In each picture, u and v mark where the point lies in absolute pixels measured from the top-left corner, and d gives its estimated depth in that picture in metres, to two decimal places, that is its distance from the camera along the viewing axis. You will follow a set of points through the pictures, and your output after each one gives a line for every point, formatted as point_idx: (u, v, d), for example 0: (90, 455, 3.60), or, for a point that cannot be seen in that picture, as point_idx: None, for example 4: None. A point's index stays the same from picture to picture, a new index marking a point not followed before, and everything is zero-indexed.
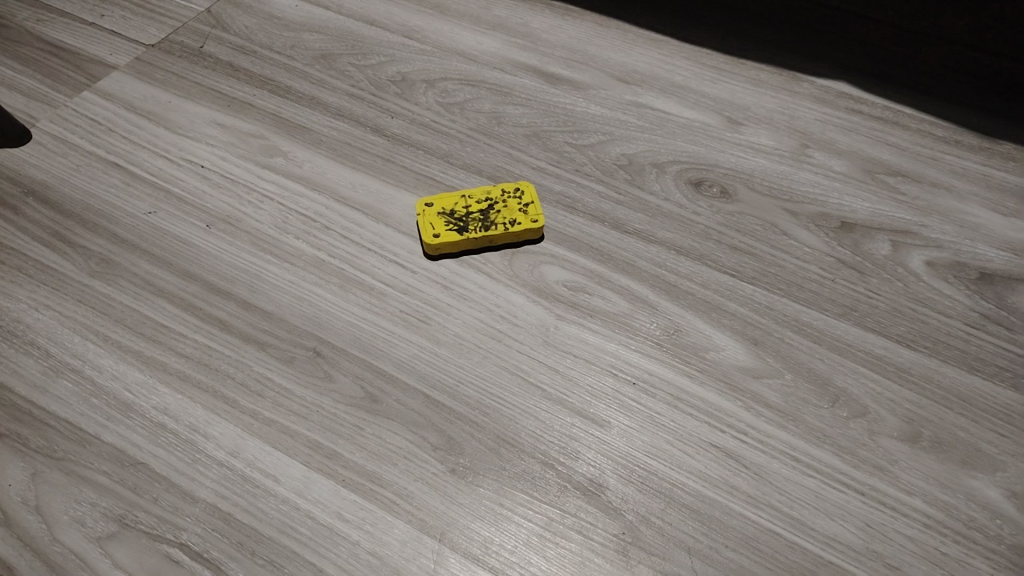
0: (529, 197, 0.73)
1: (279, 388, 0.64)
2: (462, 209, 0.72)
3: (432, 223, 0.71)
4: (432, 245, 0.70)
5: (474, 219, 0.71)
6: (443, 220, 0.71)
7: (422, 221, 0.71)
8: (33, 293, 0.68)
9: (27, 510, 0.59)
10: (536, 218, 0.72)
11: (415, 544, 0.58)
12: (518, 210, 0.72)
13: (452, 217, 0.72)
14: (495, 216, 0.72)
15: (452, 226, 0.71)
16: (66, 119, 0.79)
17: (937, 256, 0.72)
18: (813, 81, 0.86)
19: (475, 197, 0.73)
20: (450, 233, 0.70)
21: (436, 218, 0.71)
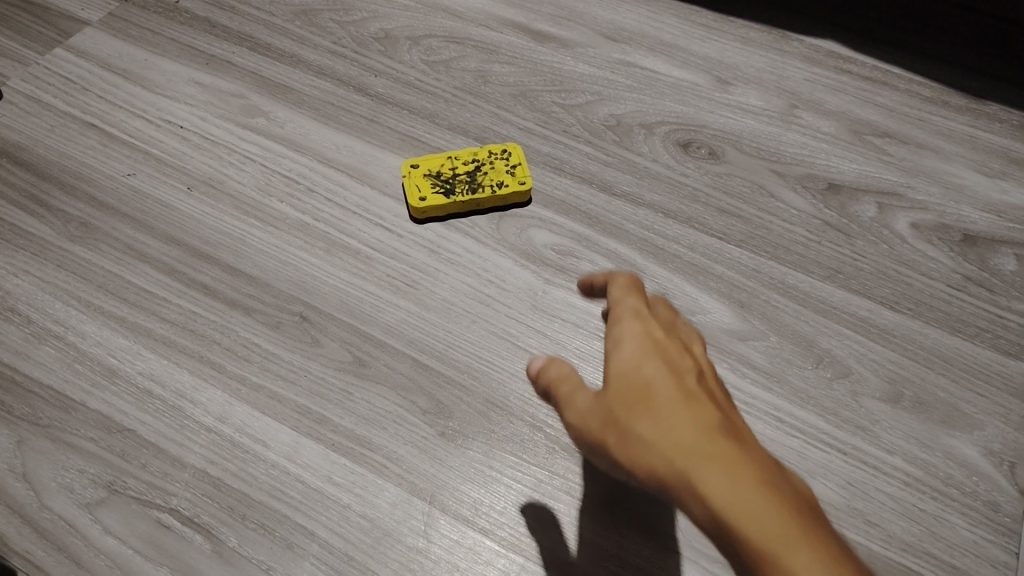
0: (517, 158, 0.72)
1: (266, 353, 0.64)
2: (449, 171, 0.71)
3: (419, 185, 0.70)
4: (418, 208, 0.69)
5: (462, 181, 0.71)
6: (430, 182, 0.71)
7: (408, 182, 0.70)
8: (11, 258, 0.67)
9: (14, 477, 0.59)
10: (524, 180, 0.71)
11: (406, 506, 0.58)
12: (506, 171, 0.71)
13: (439, 178, 0.71)
14: (482, 177, 0.71)
15: (439, 188, 0.70)
16: (39, 77, 0.77)
17: (922, 218, 0.72)
18: (802, 40, 0.85)
19: (462, 158, 0.72)
20: (437, 196, 0.69)
21: (423, 180, 0.70)
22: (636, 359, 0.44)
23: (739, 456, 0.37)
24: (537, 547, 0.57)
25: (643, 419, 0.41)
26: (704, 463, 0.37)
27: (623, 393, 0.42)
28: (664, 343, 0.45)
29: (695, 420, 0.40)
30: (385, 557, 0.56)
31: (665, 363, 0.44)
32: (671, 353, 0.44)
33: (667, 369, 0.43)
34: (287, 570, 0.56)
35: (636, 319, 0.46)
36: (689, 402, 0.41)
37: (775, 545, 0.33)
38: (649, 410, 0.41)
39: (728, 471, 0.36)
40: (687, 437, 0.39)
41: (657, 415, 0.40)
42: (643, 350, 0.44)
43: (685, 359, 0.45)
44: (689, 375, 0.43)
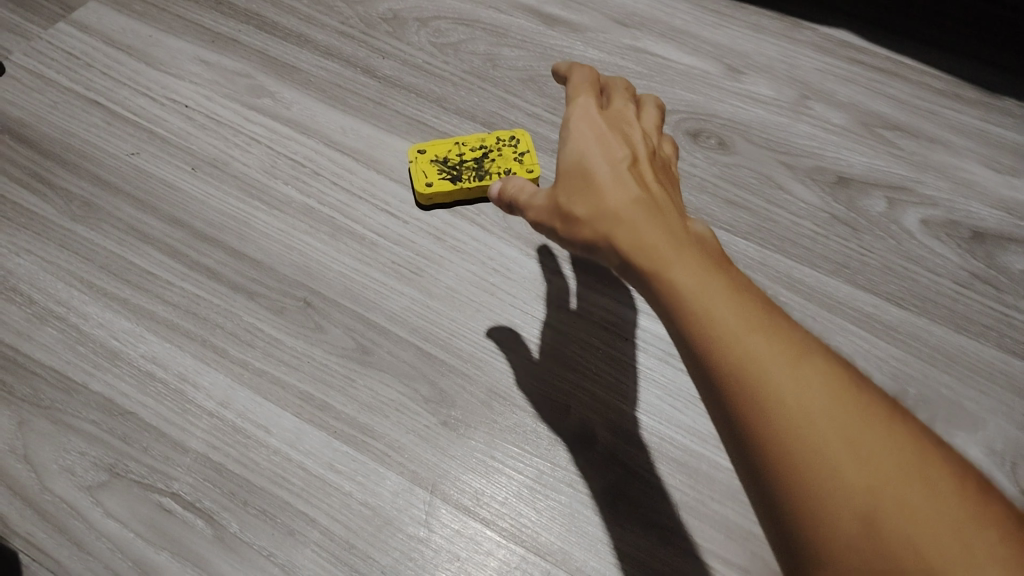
0: (526, 146, 0.71)
1: (269, 338, 0.64)
2: (456, 157, 0.70)
3: (425, 171, 0.69)
4: (423, 194, 0.68)
5: (469, 167, 0.69)
6: (437, 168, 0.70)
7: (415, 168, 0.70)
8: (13, 236, 0.67)
9: (15, 458, 0.59)
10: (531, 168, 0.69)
11: (407, 495, 0.58)
12: (513, 158, 0.70)
13: (445, 164, 0.70)
14: (489, 164, 0.70)
15: (445, 174, 0.69)
16: (41, 52, 0.76)
17: (931, 214, 0.72)
18: (815, 29, 0.84)
19: (469, 145, 0.70)
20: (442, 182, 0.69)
21: (430, 167, 0.70)
22: (582, 146, 0.48)
23: (672, 227, 0.43)
24: (538, 538, 0.57)
25: (585, 203, 0.45)
26: (638, 234, 0.43)
27: (572, 174, 0.47)
28: (610, 131, 0.49)
29: (633, 200, 0.44)
30: (386, 545, 0.57)
31: (610, 144, 0.48)
32: (617, 137, 0.49)
33: (610, 151, 0.47)
34: (288, 556, 0.56)
35: (587, 113, 0.50)
36: (630, 178, 0.46)
37: (702, 302, 0.39)
38: (592, 190, 0.45)
39: (663, 248, 0.42)
40: (628, 214, 0.44)
41: (600, 197, 0.45)
42: (591, 134, 0.49)
43: (628, 138, 0.49)
44: (632, 149, 0.48)
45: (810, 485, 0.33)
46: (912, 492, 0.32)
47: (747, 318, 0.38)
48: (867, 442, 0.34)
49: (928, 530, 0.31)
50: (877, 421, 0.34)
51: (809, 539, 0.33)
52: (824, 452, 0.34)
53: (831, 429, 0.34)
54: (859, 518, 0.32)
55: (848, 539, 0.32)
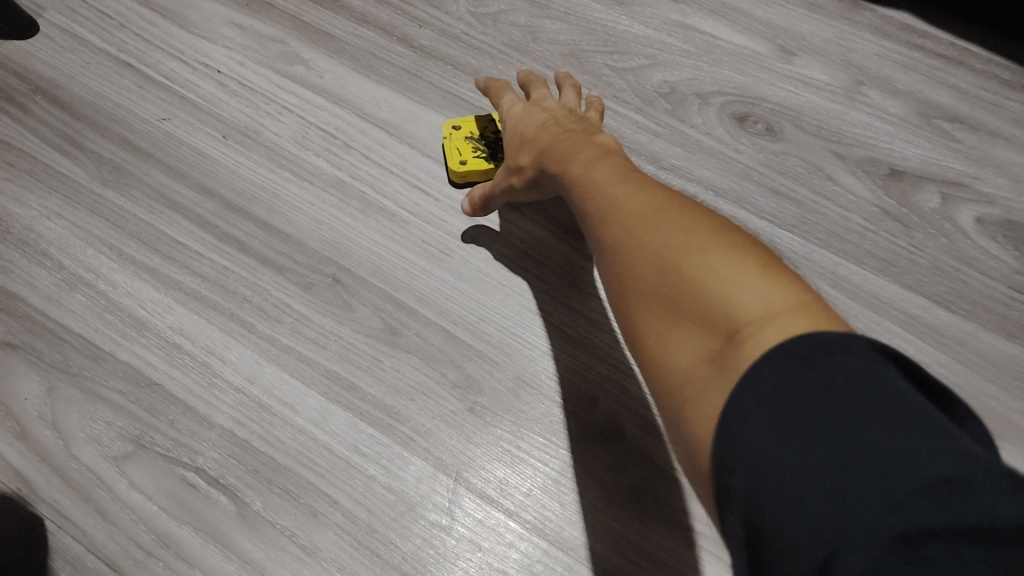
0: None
1: (297, 314, 0.63)
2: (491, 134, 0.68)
3: (459, 149, 0.67)
4: (455, 173, 0.67)
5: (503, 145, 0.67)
6: (471, 145, 0.68)
7: (448, 144, 0.68)
8: (44, 200, 0.66)
9: (43, 425, 0.59)
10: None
11: (430, 481, 0.58)
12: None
13: (481, 142, 0.68)
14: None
15: (478, 152, 0.67)
16: (74, 10, 0.74)
17: (987, 213, 0.69)
18: (875, 10, 0.80)
19: None
20: (474, 161, 0.67)
21: (463, 142, 0.68)
22: (513, 119, 0.62)
23: (579, 139, 0.56)
24: (561, 533, 0.56)
25: (522, 152, 0.58)
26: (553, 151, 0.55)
27: (510, 145, 0.61)
28: (530, 104, 0.63)
29: (547, 133, 0.58)
30: (408, 531, 0.56)
31: (532, 111, 0.61)
32: (536, 105, 0.62)
33: (534, 115, 0.61)
34: (310, 538, 0.56)
35: (510, 100, 0.64)
36: (549, 124, 0.59)
37: (587, 175, 0.50)
38: (519, 140, 0.60)
39: (567, 154, 0.54)
40: (543, 142, 0.57)
41: (528, 143, 0.58)
42: (517, 111, 0.63)
43: (552, 105, 0.62)
44: (553, 109, 0.61)
45: (635, 257, 0.42)
46: (704, 249, 0.39)
47: (609, 180, 0.48)
48: (676, 224, 0.41)
49: (703, 264, 0.38)
50: (690, 213, 0.43)
51: (635, 302, 0.41)
52: (645, 236, 0.42)
53: (651, 222, 0.42)
54: (667, 273, 0.39)
55: (657, 289, 0.40)
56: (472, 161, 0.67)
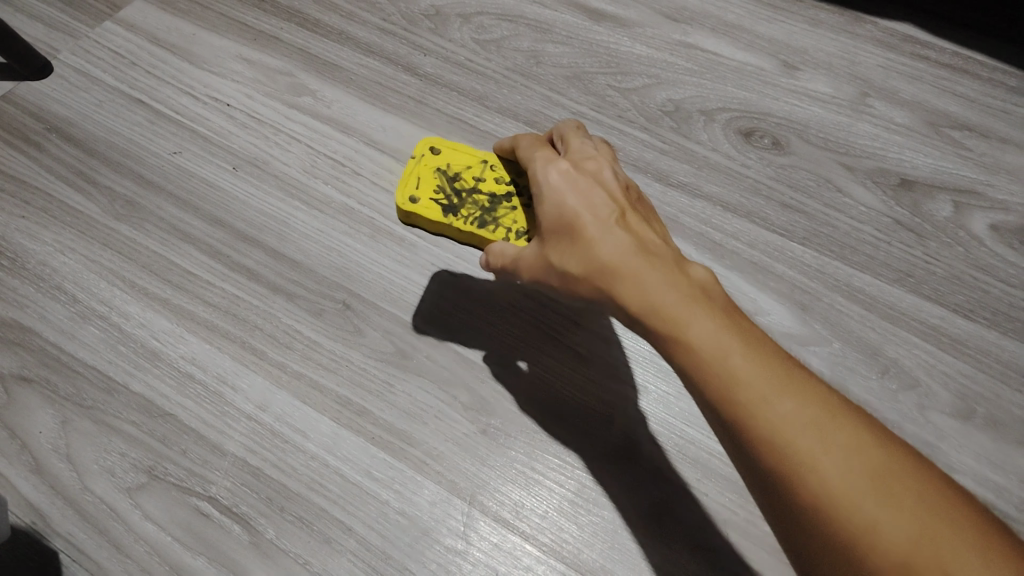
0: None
1: (308, 341, 0.63)
2: (469, 179, 0.54)
3: (421, 180, 0.54)
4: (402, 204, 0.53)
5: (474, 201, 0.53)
6: (437, 183, 0.54)
7: (413, 166, 0.55)
8: (58, 235, 0.67)
9: (58, 457, 0.59)
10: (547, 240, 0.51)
11: (444, 506, 0.57)
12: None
13: (450, 184, 0.54)
14: (493, 211, 0.52)
15: (443, 193, 0.53)
16: (87, 51, 0.76)
17: (1001, 219, 0.68)
18: (877, 22, 0.80)
19: (493, 175, 0.55)
20: (428, 201, 0.53)
21: (431, 175, 0.54)
22: (557, 194, 0.46)
23: (661, 264, 0.43)
24: (579, 555, 0.55)
25: (575, 255, 0.44)
26: (633, 275, 0.43)
27: (551, 231, 0.46)
28: (574, 170, 0.48)
29: (613, 234, 0.44)
30: (423, 556, 0.56)
31: (587, 192, 0.46)
32: (586, 178, 0.47)
33: (586, 197, 0.46)
34: (325, 565, 0.55)
35: (549, 164, 0.48)
36: (614, 220, 0.45)
37: (725, 357, 0.40)
38: (567, 238, 0.45)
39: (659, 290, 0.42)
40: (612, 251, 0.44)
41: (585, 239, 0.44)
42: (567, 191, 0.46)
43: (608, 181, 0.48)
44: (611, 191, 0.47)
45: (858, 534, 0.35)
46: (949, 544, 0.34)
47: (757, 366, 0.39)
48: (893, 491, 0.36)
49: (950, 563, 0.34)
50: (883, 458, 0.37)
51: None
52: (858, 501, 0.36)
53: (863, 481, 0.36)
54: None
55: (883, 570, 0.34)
56: (426, 200, 0.53)
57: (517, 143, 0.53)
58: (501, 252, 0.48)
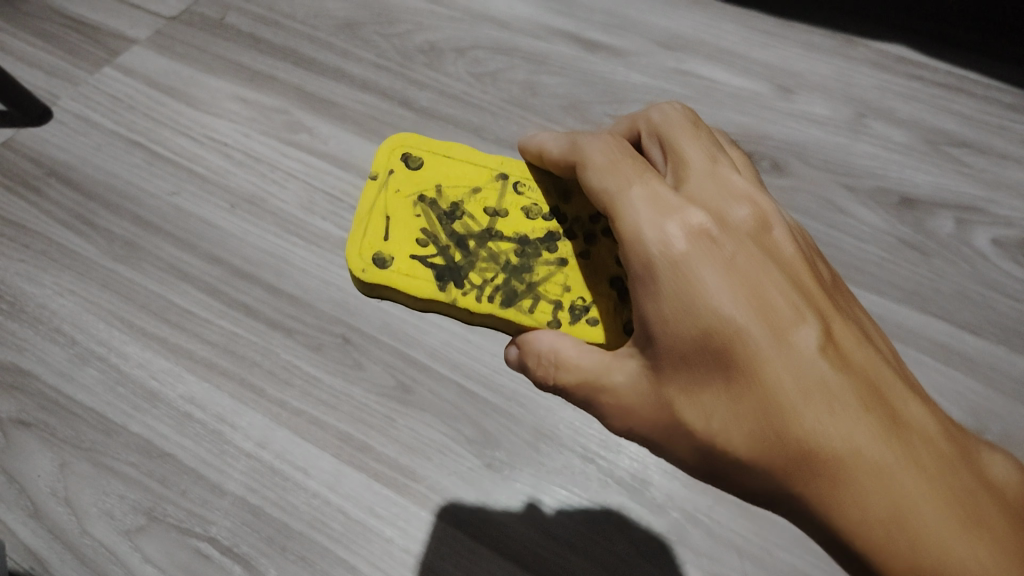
0: (583, 248, 0.48)
1: (308, 376, 0.62)
2: (448, 214, 0.49)
3: (391, 223, 0.48)
4: (353, 266, 0.46)
5: (461, 243, 0.47)
6: (413, 226, 0.48)
7: (378, 193, 0.49)
8: (57, 278, 0.66)
9: (55, 501, 0.58)
10: (557, 299, 0.46)
11: (449, 541, 0.57)
12: (586, 216, 0.50)
13: (427, 231, 0.48)
14: (477, 268, 0.47)
15: (417, 234, 0.48)
16: (86, 96, 0.76)
17: (1004, 234, 0.68)
18: (869, 44, 0.80)
19: (480, 222, 0.49)
20: (396, 250, 0.47)
21: (400, 207, 0.49)
22: (698, 296, 0.38)
23: (907, 456, 0.35)
24: None
25: (768, 430, 0.36)
26: (863, 475, 0.34)
27: (691, 364, 0.38)
28: (717, 250, 0.40)
29: (801, 378, 0.37)
30: None
31: (746, 294, 0.39)
32: (734, 264, 0.40)
33: (772, 330, 0.38)
34: None
35: (678, 237, 0.40)
36: (816, 368, 0.37)
37: None
38: (755, 405, 0.37)
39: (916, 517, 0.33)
40: (803, 415, 0.36)
41: (751, 383, 0.37)
42: (722, 297, 0.38)
43: (765, 261, 0.41)
44: (795, 309, 0.39)
45: None
46: None
47: None
48: None
49: None
50: None
51: None
52: None
53: None
54: None
55: None
56: (394, 248, 0.47)
57: (606, 181, 0.44)
58: (573, 365, 0.41)
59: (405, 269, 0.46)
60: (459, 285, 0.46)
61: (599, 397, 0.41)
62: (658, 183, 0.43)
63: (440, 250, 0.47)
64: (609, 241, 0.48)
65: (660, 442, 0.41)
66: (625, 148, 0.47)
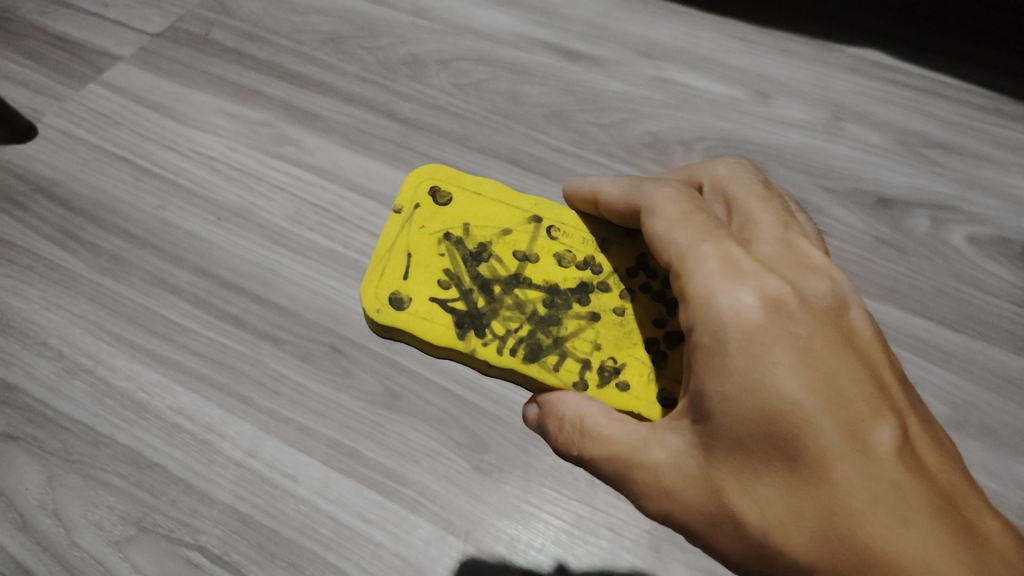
0: (619, 303, 0.49)
1: (296, 385, 0.62)
2: (473, 257, 0.50)
3: (414, 262, 0.50)
4: (367, 306, 0.48)
5: (485, 288, 0.48)
6: (437, 268, 0.49)
7: (403, 230, 0.51)
8: (44, 292, 0.67)
9: (43, 514, 0.58)
10: (585, 357, 0.47)
11: (440, 544, 0.57)
12: (624, 271, 0.50)
13: (451, 274, 0.49)
14: (501, 317, 0.47)
15: (439, 276, 0.49)
16: (72, 113, 0.77)
17: (979, 232, 0.70)
18: (845, 50, 0.81)
19: (507, 268, 0.49)
20: (416, 292, 0.48)
21: (422, 247, 0.50)
22: (768, 377, 0.38)
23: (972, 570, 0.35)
24: None
25: (825, 531, 0.36)
26: None
27: (754, 454, 0.38)
28: (793, 326, 0.40)
29: (869, 480, 0.36)
30: None
31: (820, 381, 0.38)
32: (810, 345, 0.39)
33: (844, 426, 0.37)
34: None
35: (751, 306, 0.40)
36: (883, 472, 0.37)
37: None
38: (818, 503, 0.37)
39: None
40: (867, 518, 0.36)
41: (815, 479, 0.37)
42: (794, 382, 0.38)
43: (843, 346, 0.40)
44: (870, 403, 0.39)
45: None
46: None
47: None
48: None
49: None
50: None
51: None
52: None
53: None
54: None
55: None
56: (413, 290, 0.49)
57: (673, 231, 0.45)
58: (601, 431, 0.42)
59: (422, 313, 0.48)
60: (478, 334, 0.47)
61: (635, 471, 0.41)
62: (730, 245, 0.44)
63: (462, 295, 0.48)
64: (645, 297, 0.49)
65: (703, 528, 0.40)
66: (694, 201, 0.47)
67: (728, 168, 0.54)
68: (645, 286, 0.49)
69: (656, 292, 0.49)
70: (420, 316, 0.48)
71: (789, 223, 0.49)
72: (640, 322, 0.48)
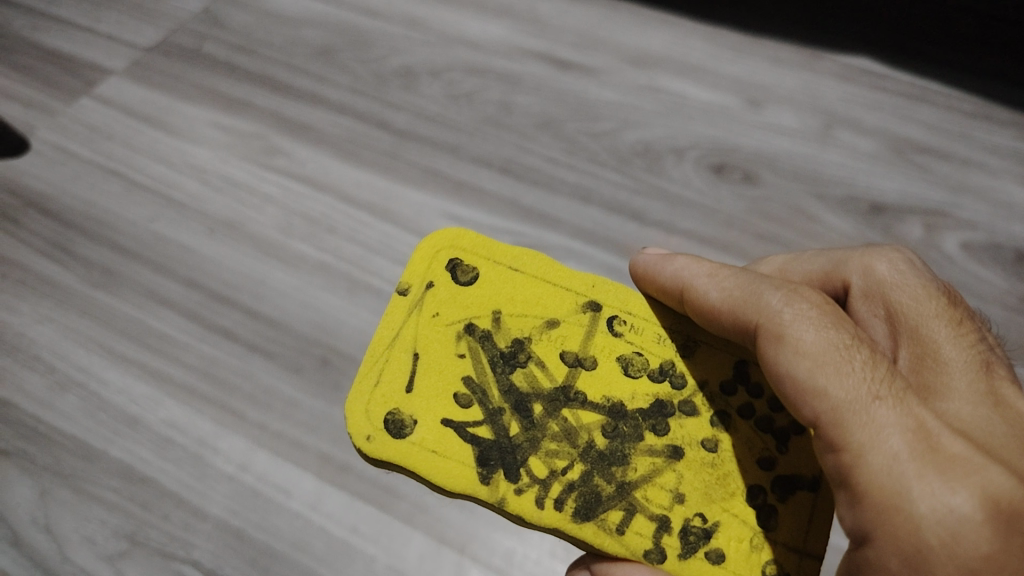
0: (706, 435, 0.52)
1: (288, 398, 0.62)
2: (501, 371, 0.53)
3: (426, 367, 0.54)
4: (358, 432, 0.52)
5: (523, 408, 0.52)
6: (454, 377, 0.53)
7: (410, 330, 0.55)
8: (36, 306, 0.66)
9: (37, 529, 0.58)
10: (663, 512, 0.49)
11: (434, 557, 0.57)
12: (718, 386, 0.53)
13: (473, 385, 0.53)
14: (540, 455, 0.50)
15: (453, 392, 0.53)
16: (64, 126, 0.77)
17: (972, 238, 0.70)
18: (836, 58, 0.81)
19: (543, 384, 0.53)
20: (422, 416, 0.52)
21: (435, 341, 0.55)
22: None
23: None
24: None
25: None
26: None
27: None
28: None
29: None
30: None
31: None
32: None
33: None
34: None
35: (968, 521, 0.40)
36: None
37: None
38: None
39: None
40: None
41: None
42: None
43: None
44: None
45: None
46: None
47: None
48: None
49: None
50: None
51: None
52: None
53: None
54: None
55: None
56: (416, 411, 0.52)
57: (822, 378, 0.44)
58: None
59: (428, 444, 0.51)
60: (507, 475, 0.50)
61: None
62: (919, 413, 0.42)
63: (486, 418, 0.52)
64: (749, 426, 0.52)
65: None
66: (837, 319, 0.46)
67: (890, 271, 0.52)
68: (745, 408, 0.52)
69: (760, 419, 0.52)
70: (425, 443, 0.51)
71: (980, 364, 0.48)
72: (739, 463, 0.51)
